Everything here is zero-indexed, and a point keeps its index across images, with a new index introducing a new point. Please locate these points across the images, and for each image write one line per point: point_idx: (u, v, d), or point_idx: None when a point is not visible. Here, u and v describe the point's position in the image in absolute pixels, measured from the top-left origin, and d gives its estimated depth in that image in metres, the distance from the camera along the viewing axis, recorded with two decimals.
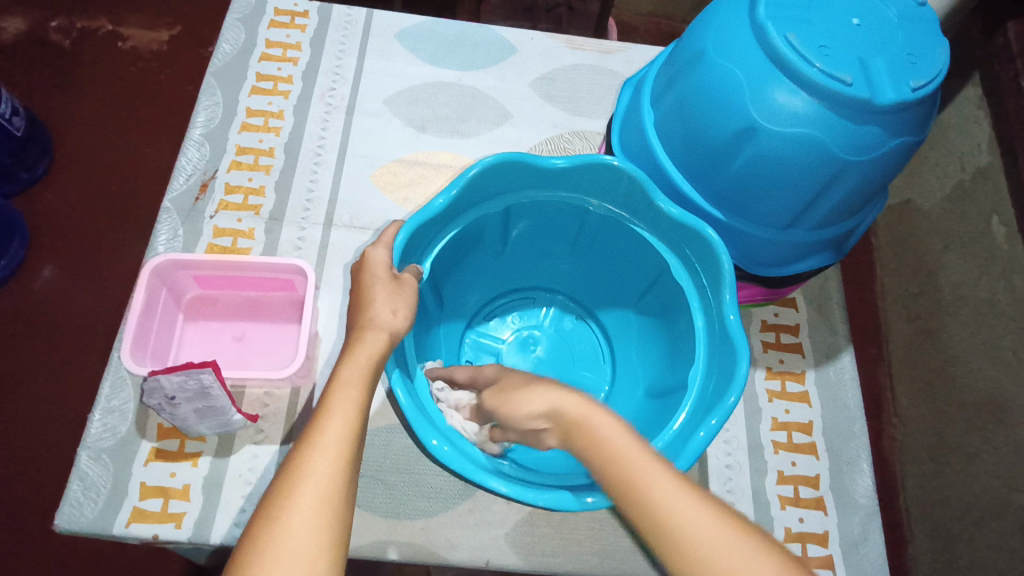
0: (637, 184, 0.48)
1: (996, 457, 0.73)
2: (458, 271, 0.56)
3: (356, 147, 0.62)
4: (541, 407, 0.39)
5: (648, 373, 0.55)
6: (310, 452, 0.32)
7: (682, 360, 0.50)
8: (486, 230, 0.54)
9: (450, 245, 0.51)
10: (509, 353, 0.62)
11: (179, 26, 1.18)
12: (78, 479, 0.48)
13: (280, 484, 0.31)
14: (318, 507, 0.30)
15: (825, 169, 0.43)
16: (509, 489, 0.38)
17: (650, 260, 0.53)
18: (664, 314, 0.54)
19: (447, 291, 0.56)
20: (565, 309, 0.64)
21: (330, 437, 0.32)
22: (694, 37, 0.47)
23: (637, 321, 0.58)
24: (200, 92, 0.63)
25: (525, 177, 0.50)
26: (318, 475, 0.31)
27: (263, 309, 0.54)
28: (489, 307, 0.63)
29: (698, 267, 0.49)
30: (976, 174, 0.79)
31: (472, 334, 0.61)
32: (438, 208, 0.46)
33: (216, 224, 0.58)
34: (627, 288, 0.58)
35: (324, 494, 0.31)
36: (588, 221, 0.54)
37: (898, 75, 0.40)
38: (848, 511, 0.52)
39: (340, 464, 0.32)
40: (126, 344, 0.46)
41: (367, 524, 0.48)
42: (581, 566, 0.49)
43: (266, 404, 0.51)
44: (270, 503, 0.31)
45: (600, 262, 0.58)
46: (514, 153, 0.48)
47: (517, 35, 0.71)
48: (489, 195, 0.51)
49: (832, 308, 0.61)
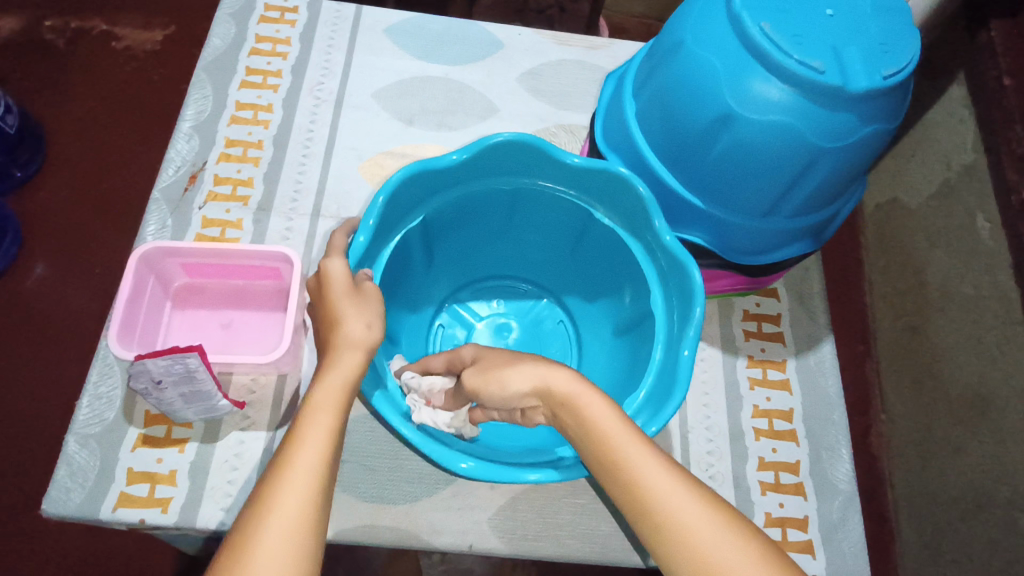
0: (641, 203, 0.48)
1: (980, 449, 0.74)
2: (454, 238, 0.58)
3: (344, 140, 0.63)
4: (529, 385, 0.39)
5: (614, 364, 0.55)
6: (279, 485, 0.32)
7: (640, 361, 0.50)
8: (484, 206, 0.55)
9: (451, 204, 0.53)
10: (481, 332, 0.62)
11: (173, 26, 1.18)
12: (65, 465, 0.48)
13: (256, 505, 0.32)
14: (285, 539, 0.31)
15: (801, 156, 0.44)
16: (414, 435, 0.40)
17: (628, 264, 0.53)
18: (634, 334, 0.54)
19: (439, 251, 0.59)
20: (553, 309, 0.64)
21: (301, 469, 0.33)
22: (674, 29, 0.48)
23: (612, 335, 0.57)
24: (190, 86, 0.64)
25: (527, 161, 0.52)
26: (282, 517, 0.31)
27: (250, 298, 0.55)
28: (480, 284, 0.65)
29: (675, 297, 0.49)
30: (962, 172, 0.81)
31: (454, 303, 0.63)
32: (449, 162, 0.49)
33: (204, 214, 0.58)
34: (612, 297, 0.57)
35: (294, 528, 0.31)
36: (591, 228, 0.55)
37: (870, 63, 0.41)
38: (827, 496, 0.53)
39: (312, 497, 0.32)
40: (113, 329, 0.46)
41: (352, 508, 0.49)
42: (562, 550, 0.49)
43: (252, 391, 0.52)
44: (247, 521, 0.31)
45: (588, 263, 0.59)
46: (534, 138, 0.49)
47: (505, 32, 0.72)
48: (489, 171, 0.52)
49: (813, 297, 0.62)
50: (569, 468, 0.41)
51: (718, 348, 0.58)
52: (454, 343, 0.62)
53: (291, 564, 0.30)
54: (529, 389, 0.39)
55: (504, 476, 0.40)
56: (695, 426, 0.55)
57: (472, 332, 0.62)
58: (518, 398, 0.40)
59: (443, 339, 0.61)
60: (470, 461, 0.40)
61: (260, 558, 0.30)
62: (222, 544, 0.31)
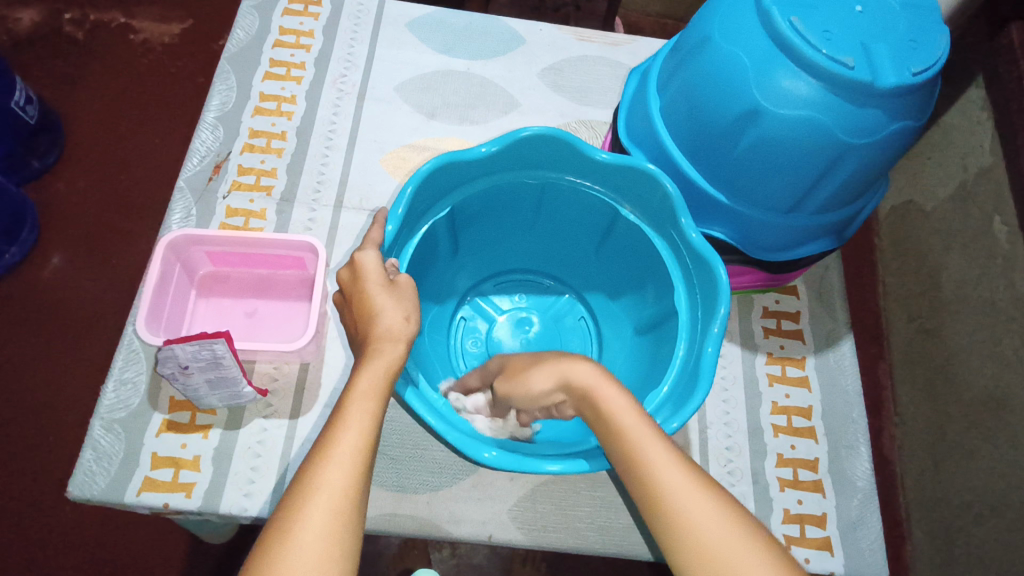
0: (668, 200, 0.48)
1: (995, 453, 0.74)
2: (480, 228, 0.59)
3: (367, 133, 0.64)
4: (552, 382, 0.41)
5: (634, 359, 0.56)
6: (323, 465, 0.33)
7: (661, 358, 0.51)
8: (513, 198, 0.56)
9: (479, 195, 0.54)
10: (501, 327, 0.64)
11: (190, 20, 1.19)
12: (90, 449, 0.49)
13: (296, 489, 0.33)
14: (329, 516, 0.32)
15: (827, 152, 0.44)
16: (436, 421, 0.40)
17: (651, 260, 0.54)
18: (656, 334, 0.54)
19: (464, 241, 0.59)
20: (575, 306, 0.64)
21: (343, 451, 0.34)
22: (700, 25, 0.48)
23: (635, 335, 0.57)
24: (215, 77, 0.65)
25: (556, 154, 0.52)
26: (325, 496, 0.32)
27: (274, 286, 0.56)
28: (502, 278, 0.65)
29: (700, 302, 0.49)
30: (979, 174, 0.80)
31: (477, 296, 0.64)
32: (479, 155, 0.50)
33: (228, 204, 0.59)
34: (636, 298, 0.58)
35: (337, 506, 0.32)
36: (617, 225, 0.55)
37: (899, 60, 0.41)
38: (846, 494, 0.53)
39: (353, 480, 0.33)
40: (141, 316, 0.47)
41: (373, 497, 0.49)
42: (581, 542, 0.50)
43: (275, 379, 0.53)
44: (288, 504, 0.32)
45: (612, 260, 0.59)
46: (564, 132, 0.49)
47: (527, 27, 0.72)
48: (520, 164, 0.53)
49: (833, 296, 0.62)
50: (591, 460, 0.41)
51: (738, 345, 0.59)
52: (476, 335, 0.63)
53: (329, 542, 0.31)
54: (553, 385, 0.41)
55: (525, 465, 0.40)
56: (714, 422, 0.55)
57: (493, 326, 0.63)
58: (544, 396, 0.41)
59: (465, 330, 0.63)
60: (493, 449, 0.40)
61: (306, 532, 0.31)
62: (264, 526, 0.33)
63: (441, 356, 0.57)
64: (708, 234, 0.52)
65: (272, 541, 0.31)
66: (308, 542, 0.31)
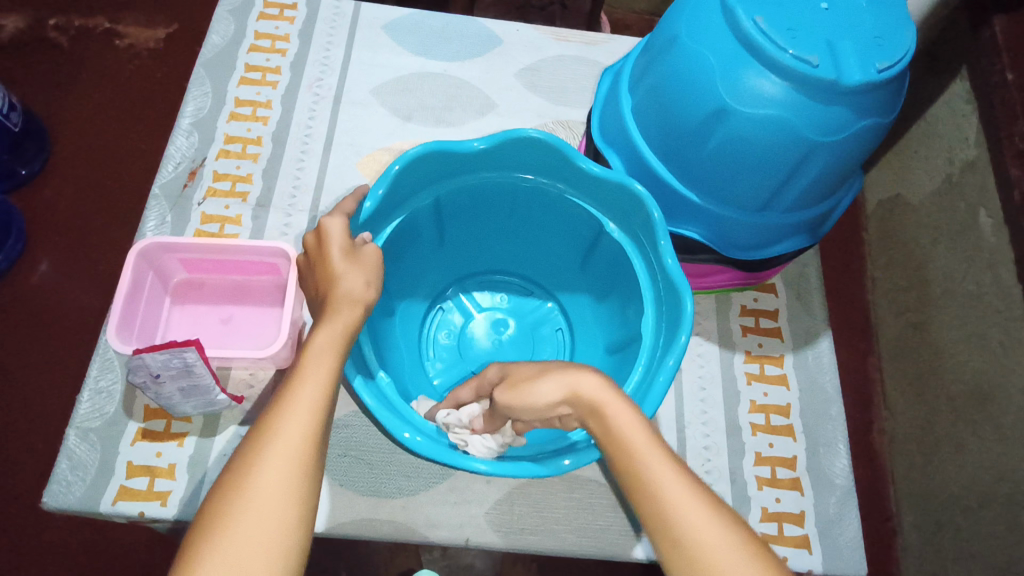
0: (638, 200, 0.48)
1: (982, 447, 0.74)
2: (468, 223, 0.59)
3: (343, 136, 0.63)
4: (561, 394, 0.39)
5: (602, 368, 0.55)
6: (282, 415, 0.33)
7: (626, 363, 0.51)
8: (494, 199, 0.56)
9: (466, 191, 0.54)
10: (476, 324, 0.63)
11: (175, 24, 1.18)
12: (65, 459, 0.49)
13: (256, 437, 0.33)
14: (288, 465, 0.32)
15: (796, 151, 0.44)
16: (373, 402, 0.41)
17: (624, 270, 0.53)
18: (621, 356, 0.53)
19: (451, 234, 0.59)
20: (553, 316, 0.64)
21: (301, 401, 0.34)
22: (669, 24, 0.48)
23: (605, 352, 0.56)
24: (190, 83, 0.64)
25: (534, 156, 0.52)
26: (282, 444, 0.32)
27: (249, 293, 0.55)
28: (488, 276, 0.65)
29: (664, 324, 0.48)
30: (964, 168, 0.80)
31: (458, 291, 0.64)
32: (473, 149, 0.50)
33: (203, 211, 0.59)
34: (610, 311, 0.57)
35: (296, 452, 0.32)
36: (597, 234, 0.55)
37: (865, 57, 0.41)
38: (824, 491, 0.53)
39: (313, 428, 0.33)
40: (112, 324, 0.47)
41: (350, 503, 0.49)
42: (559, 544, 0.49)
43: (251, 386, 0.52)
44: (247, 452, 0.32)
45: (593, 270, 0.58)
46: (548, 137, 0.49)
47: (504, 27, 0.72)
48: (502, 164, 0.53)
49: (811, 293, 0.62)
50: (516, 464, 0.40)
51: (716, 344, 0.58)
52: (449, 328, 0.63)
53: (291, 486, 0.31)
54: (562, 397, 0.39)
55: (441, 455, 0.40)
56: (692, 421, 0.55)
57: (469, 321, 0.63)
58: (549, 408, 0.39)
59: (439, 322, 0.63)
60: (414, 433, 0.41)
61: (267, 483, 0.31)
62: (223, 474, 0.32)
63: (409, 344, 0.58)
64: (681, 234, 0.52)
65: (231, 485, 0.31)
66: (267, 486, 0.31)
